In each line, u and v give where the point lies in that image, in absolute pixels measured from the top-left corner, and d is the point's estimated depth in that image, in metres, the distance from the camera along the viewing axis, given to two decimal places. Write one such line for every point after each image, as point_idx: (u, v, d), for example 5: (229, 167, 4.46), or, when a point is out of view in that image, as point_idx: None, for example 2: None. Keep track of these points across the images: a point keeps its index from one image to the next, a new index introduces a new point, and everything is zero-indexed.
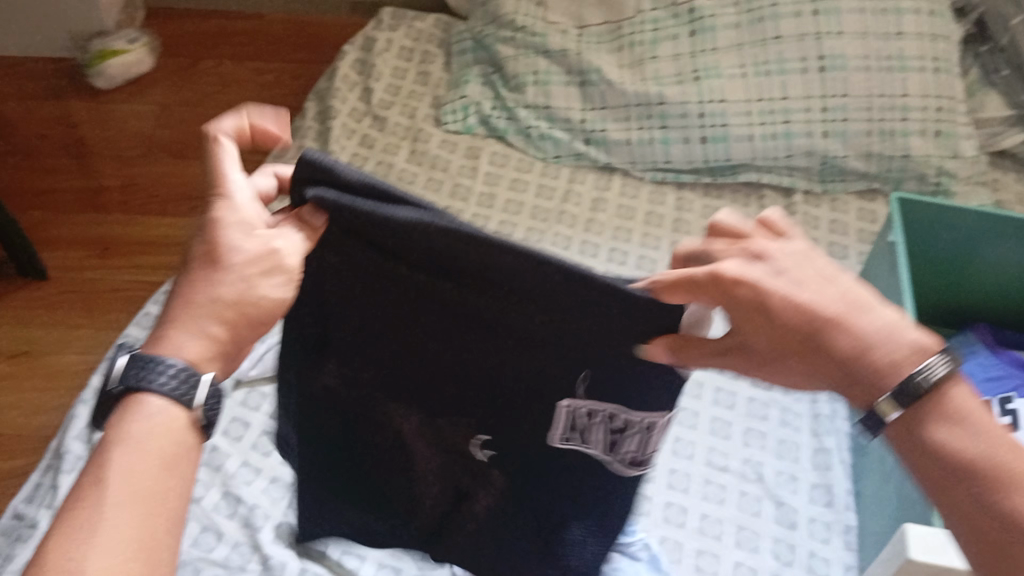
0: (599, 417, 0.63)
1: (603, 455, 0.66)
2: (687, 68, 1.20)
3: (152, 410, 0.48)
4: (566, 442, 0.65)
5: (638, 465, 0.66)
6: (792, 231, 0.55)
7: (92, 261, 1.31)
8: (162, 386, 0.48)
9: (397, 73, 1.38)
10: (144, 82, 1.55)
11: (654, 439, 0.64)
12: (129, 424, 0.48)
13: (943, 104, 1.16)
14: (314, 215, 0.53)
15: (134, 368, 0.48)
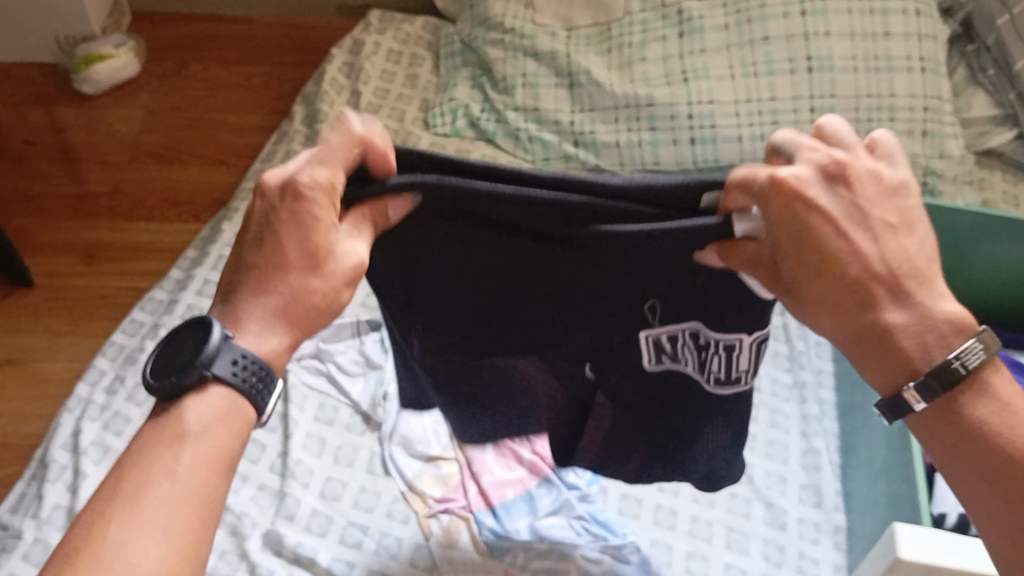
0: (680, 337, 0.64)
1: (697, 375, 0.66)
2: (676, 69, 1.20)
3: (217, 400, 0.53)
4: (664, 362, 0.67)
5: (728, 384, 0.65)
6: (896, 153, 0.57)
7: (77, 267, 1.30)
8: (233, 379, 0.53)
9: (385, 76, 1.38)
10: (131, 86, 1.54)
11: (742, 360, 0.63)
12: (194, 413, 0.53)
13: (930, 103, 1.16)
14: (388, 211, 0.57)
15: (213, 358, 0.53)
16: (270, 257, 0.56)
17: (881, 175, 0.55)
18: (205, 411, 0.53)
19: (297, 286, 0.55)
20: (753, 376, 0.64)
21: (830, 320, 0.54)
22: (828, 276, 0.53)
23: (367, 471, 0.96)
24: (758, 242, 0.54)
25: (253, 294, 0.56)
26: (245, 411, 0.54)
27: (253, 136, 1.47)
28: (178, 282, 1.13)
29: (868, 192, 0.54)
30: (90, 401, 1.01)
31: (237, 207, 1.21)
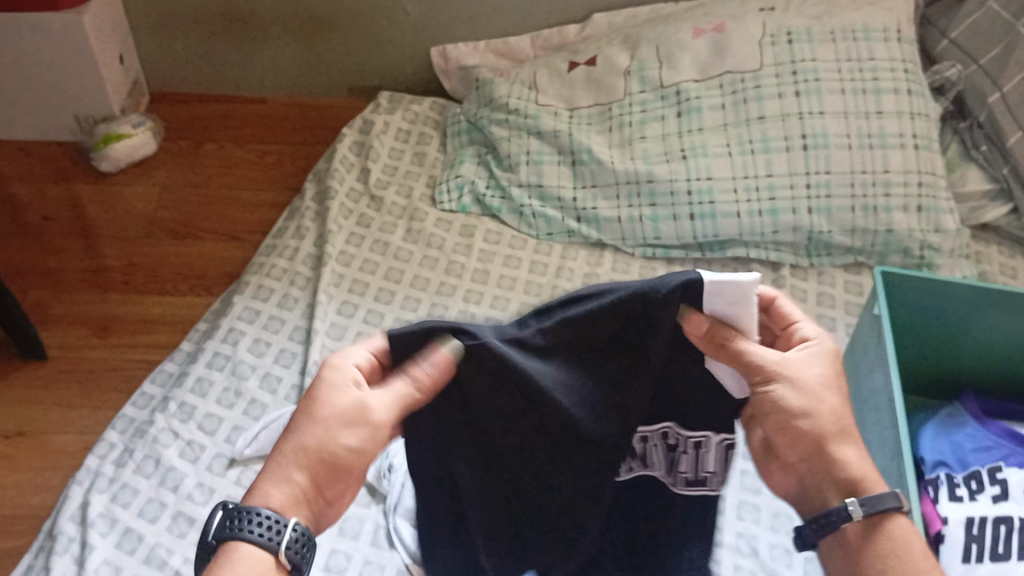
0: (654, 439, 0.72)
1: (663, 478, 0.75)
2: (675, 147, 1.24)
3: (248, 553, 0.58)
4: (644, 470, 0.75)
5: (695, 485, 0.74)
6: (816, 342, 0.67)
7: (90, 340, 1.32)
8: (253, 533, 0.58)
9: (394, 154, 1.42)
10: (148, 164, 1.58)
11: (709, 460, 0.72)
12: (229, 571, 0.57)
13: (924, 179, 1.19)
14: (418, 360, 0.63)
15: (230, 520, 0.59)
16: (315, 402, 0.62)
17: (817, 366, 0.66)
18: (248, 564, 0.58)
19: (319, 442, 0.61)
20: (718, 480, 0.74)
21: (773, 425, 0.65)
22: (782, 416, 0.64)
23: (371, 544, 0.96)
24: (710, 334, 0.64)
25: (297, 430, 0.62)
26: (280, 568, 0.59)
27: (264, 212, 1.51)
28: (189, 355, 1.15)
29: (816, 367, 0.66)
30: (99, 473, 1.01)
31: (247, 281, 1.24)
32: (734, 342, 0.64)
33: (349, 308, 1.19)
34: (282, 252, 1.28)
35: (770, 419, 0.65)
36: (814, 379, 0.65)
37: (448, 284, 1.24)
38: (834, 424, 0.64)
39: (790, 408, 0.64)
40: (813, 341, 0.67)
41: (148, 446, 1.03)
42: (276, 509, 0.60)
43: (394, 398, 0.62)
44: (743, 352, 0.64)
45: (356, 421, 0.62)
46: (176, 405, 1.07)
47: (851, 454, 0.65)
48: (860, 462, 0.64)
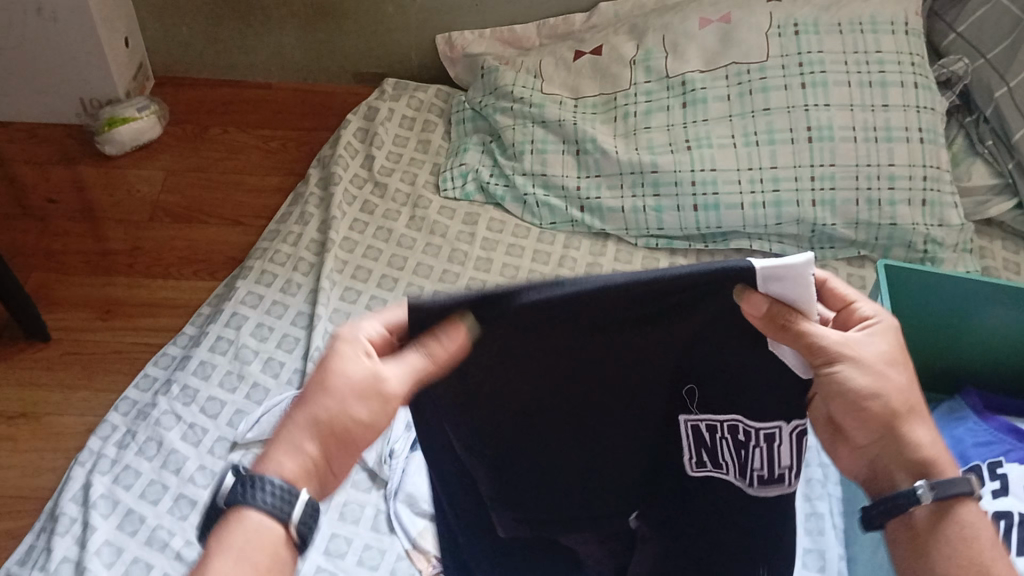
0: (720, 431, 0.64)
1: (738, 480, 0.65)
2: (679, 137, 1.24)
3: (257, 521, 0.55)
4: (717, 471, 0.66)
5: (771, 484, 0.64)
6: (878, 317, 0.62)
7: (93, 323, 1.32)
8: (263, 501, 0.55)
9: (399, 141, 1.42)
10: (153, 147, 1.58)
11: (784, 454, 0.62)
12: (237, 539, 0.55)
13: (929, 173, 1.19)
14: (444, 337, 0.55)
15: (241, 487, 0.56)
16: (320, 376, 0.59)
17: (881, 344, 0.61)
18: (254, 532, 0.55)
19: (333, 415, 0.58)
20: (797, 478, 0.63)
21: (853, 418, 0.61)
22: (848, 396, 0.59)
23: (371, 529, 0.97)
24: (777, 319, 0.54)
25: (311, 403, 0.58)
26: (284, 535, 0.56)
27: (268, 198, 1.51)
28: (192, 338, 1.16)
29: (879, 344, 0.61)
30: (101, 454, 1.02)
31: (251, 266, 1.24)
32: (800, 322, 0.55)
33: (351, 294, 1.20)
34: (286, 237, 1.28)
35: (838, 403, 0.60)
36: (879, 357, 0.60)
37: (451, 272, 1.24)
38: (903, 404, 0.60)
39: (857, 390, 0.59)
40: (875, 320, 0.62)
41: (151, 429, 1.04)
42: (280, 476, 0.57)
43: (405, 369, 0.56)
44: (807, 333, 0.55)
45: (370, 394, 0.57)
46: (179, 388, 1.08)
47: (921, 430, 0.61)
48: (936, 441, 0.61)
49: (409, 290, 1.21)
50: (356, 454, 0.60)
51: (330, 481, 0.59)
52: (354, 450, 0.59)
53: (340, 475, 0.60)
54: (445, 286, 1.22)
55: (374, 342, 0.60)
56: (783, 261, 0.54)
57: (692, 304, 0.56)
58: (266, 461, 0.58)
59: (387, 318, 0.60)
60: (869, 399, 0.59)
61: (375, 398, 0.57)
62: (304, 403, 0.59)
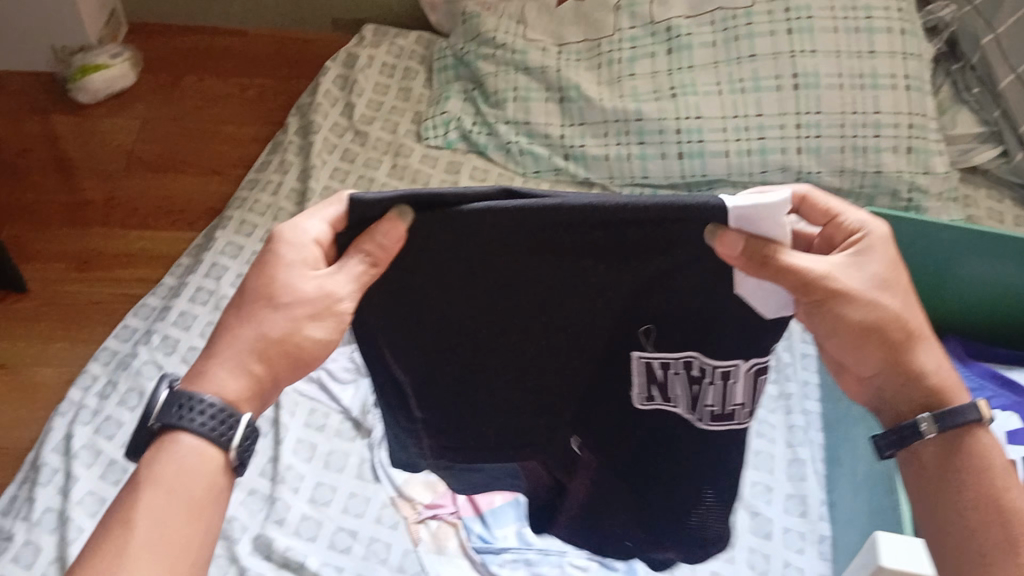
0: (676, 367, 0.63)
1: (688, 413, 0.66)
2: (664, 85, 1.22)
3: (189, 448, 0.57)
4: (666, 404, 0.66)
5: (723, 419, 0.64)
6: (867, 233, 0.62)
7: (70, 274, 1.30)
8: (198, 426, 0.56)
9: (379, 88, 1.40)
10: (127, 96, 1.55)
11: (738, 390, 0.62)
12: (170, 464, 0.56)
13: (915, 120, 1.18)
14: (390, 233, 0.54)
15: (174, 410, 0.57)
16: (274, 292, 0.59)
17: (872, 267, 0.60)
18: (185, 459, 0.56)
19: (285, 331, 0.59)
20: (748, 413, 0.64)
21: (857, 350, 0.61)
22: (839, 323, 0.60)
23: (356, 478, 0.97)
24: (759, 255, 0.52)
25: (258, 319, 0.59)
26: (219, 460, 0.58)
27: (247, 147, 1.48)
28: (171, 289, 1.14)
29: (871, 268, 0.60)
30: (82, 406, 1.01)
31: (230, 216, 1.22)
32: (779, 254, 0.54)
33: None
34: (265, 187, 1.26)
35: (839, 335, 0.61)
36: (872, 283, 0.60)
37: None
38: (903, 333, 0.60)
39: (850, 316, 0.59)
40: (862, 237, 0.62)
41: (133, 379, 1.03)
42: (221, 397, 0.58)
43: (350, 278, 0.56)
44: (785, 266, 0.54)
45: (318, 310, 0.58)
46: (159, 338, 1.06)
47: (926, 353, 0.62)
48: (941, 367, 0.62)
49: None
50: (302, 369, 0.61)
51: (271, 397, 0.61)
52: (298, 365, 0.61)
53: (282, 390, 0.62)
54: None
55: (319, 243, 0.60)
56: (750, 200, 0.52)
57: (683, 248, 0.55)
58: (203, 379, 0.58)
59: (330, 217, 0.59)
60: (863, 325, 0.60)
61: (324, 313, 0.58)
62: (250, 319, 0.59)
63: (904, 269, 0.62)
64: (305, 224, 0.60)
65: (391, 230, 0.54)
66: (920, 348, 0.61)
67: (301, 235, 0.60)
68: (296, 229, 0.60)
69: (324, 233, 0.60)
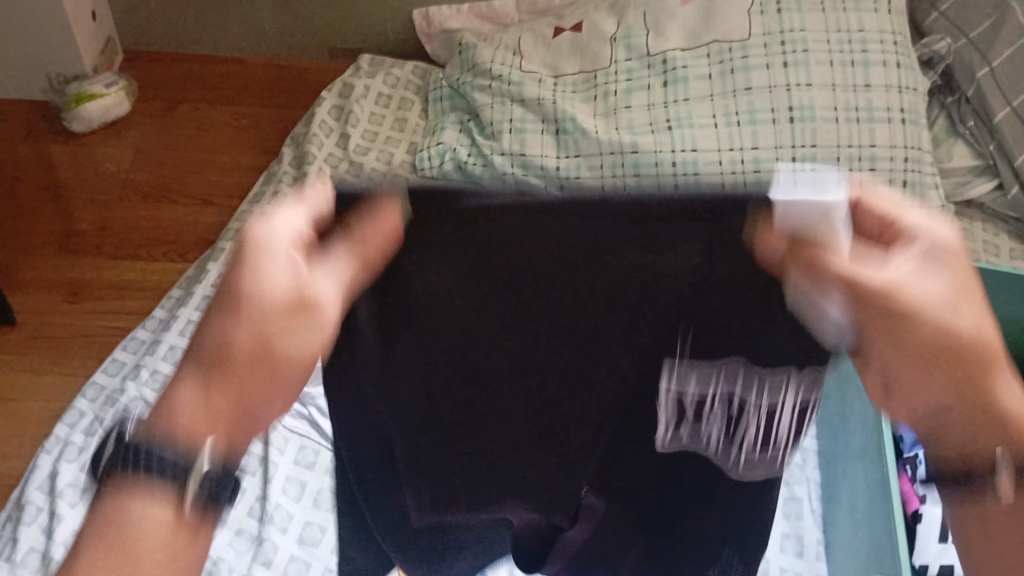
0: (710, 403, 0.62)
1: (722, 459, 0.65)
2: (660, 118, 1.21)
3: (147, 509, 0.55)
4: (704, 446, 0.65)
5: (759, 466, 0.65)
6: (931, 234, 0.60)
7: (60, 305, 1.29)
8: (154, 478, 0.55)
9: (375, 118, 1.40)
10: (122, 125, 1.54)
11: (781, 423, 0.63)
12: (130, 517, 0.55)
13: (910, 153, 1.18)
14: (374, 226, 0.56)
15: (126, 461, 0.55)
16: (241, 294, 0.57)
17: (934, 277, 0.59)
18: (149, 514, 0.55)
19: (264, 340, 0.58)
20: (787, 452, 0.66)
21: (921, 373, 0.59)
22: (902, 341, 0.58)
23: None
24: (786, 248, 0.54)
25: (229, 330, 0.58)
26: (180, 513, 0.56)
27: (242, 176, 1.48)
28: (163, 322, 1.13)
29: (933, 278, 0.59)
30: (68, 443, 1.00)
31: (223, 247, 1.21)
32: (810, 249, 0.55)
33: None
34: None
35: (901, 354, 0.59)
36: (940, 298, 0.58)
37: None
38: (972, 354, 0.58)
39: (908, 332, 0.58)
40: (923, 238, 0.60)
41: (120, 415, 1.01)
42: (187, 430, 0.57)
43: (338, 281, 0.57)
44: (817, 263, 0.56)
45: (303, 315, 0.57)
46: (148, 373, 1.05)
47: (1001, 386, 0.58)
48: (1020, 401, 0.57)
49: None
50: (280, 384, 0.59)
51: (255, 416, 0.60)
52: (273, 375, 0.59)
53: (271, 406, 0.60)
54: None
55: (301, 237, 0.59)
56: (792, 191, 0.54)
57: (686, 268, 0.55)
58: (164, 403, 0.58)
59: (310, 210, 0.59)
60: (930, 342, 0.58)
61: (309, 317, 0.57)
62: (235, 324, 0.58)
63: (974, 277, 0.59)
64: (278, 217, 0.58)
65: (387, 223, 0.56)
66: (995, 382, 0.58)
67: (275, 233, 0.58)
68: (268, 225, 0.58)
69: (307, 229, 0.59)
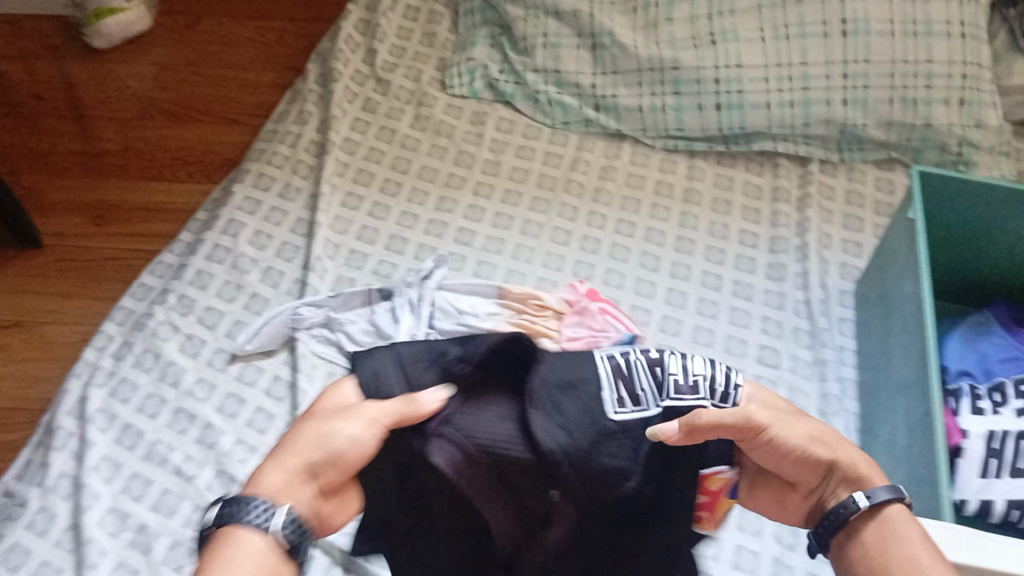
0: (637, 357, 0.62)
1: (651, 406, 0.59)
2: (704, 31, 1.14)
3: (253, 544, 0.48)
4: (609, 452, 0.56)
5: (689, 393, 0.60)
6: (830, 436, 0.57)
7: (87, 228, 1.28)
8: (254, 518, 0.48)
9: (402, 33, 1.32)
10: (144, 41, 1.50)
11: (697, 362, 0.61)
12: (236, 560, 0.47)
13: (969, 70, 1.11)
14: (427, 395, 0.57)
15: (230, 507, 0.49)
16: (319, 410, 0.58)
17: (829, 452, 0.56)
18: (246, 558, 0.47)
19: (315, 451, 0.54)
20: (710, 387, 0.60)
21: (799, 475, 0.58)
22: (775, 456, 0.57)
23: None
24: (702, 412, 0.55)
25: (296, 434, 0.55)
26: (279, 554, 0.49)
27: (266, 95, 1.44)
28: (188, 246, 1.11)
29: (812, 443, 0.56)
30: (97, 367, 0.99)
31: (248, 168, 1.18)
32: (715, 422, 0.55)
33: (353, 200, 1.14)
34: (284, 137, 1.22)
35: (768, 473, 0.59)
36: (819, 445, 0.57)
37: (456, 177, 1.18)
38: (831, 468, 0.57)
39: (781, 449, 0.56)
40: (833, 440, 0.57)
41: (148, 340, 1.01)
42: (270, 497, 0.50)
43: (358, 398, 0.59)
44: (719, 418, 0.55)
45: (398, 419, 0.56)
46: (175, 298, 1.04)
47: (872, 531, 0.53)
48: (920, 555, 0.50)
49: (413, 196, 1.15)
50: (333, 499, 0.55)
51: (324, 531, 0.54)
52: (345, 478, 0.55)
53: (338, 515, 0.56)
54: (450, 191, 1.16)
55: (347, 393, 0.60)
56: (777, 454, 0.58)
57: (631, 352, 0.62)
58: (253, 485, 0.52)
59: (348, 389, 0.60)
60: (806, 470, 0.57)
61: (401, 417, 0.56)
62: (304, 434, 0.54)
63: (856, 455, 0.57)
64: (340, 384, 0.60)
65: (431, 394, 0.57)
66: (865, 519, 0.54)
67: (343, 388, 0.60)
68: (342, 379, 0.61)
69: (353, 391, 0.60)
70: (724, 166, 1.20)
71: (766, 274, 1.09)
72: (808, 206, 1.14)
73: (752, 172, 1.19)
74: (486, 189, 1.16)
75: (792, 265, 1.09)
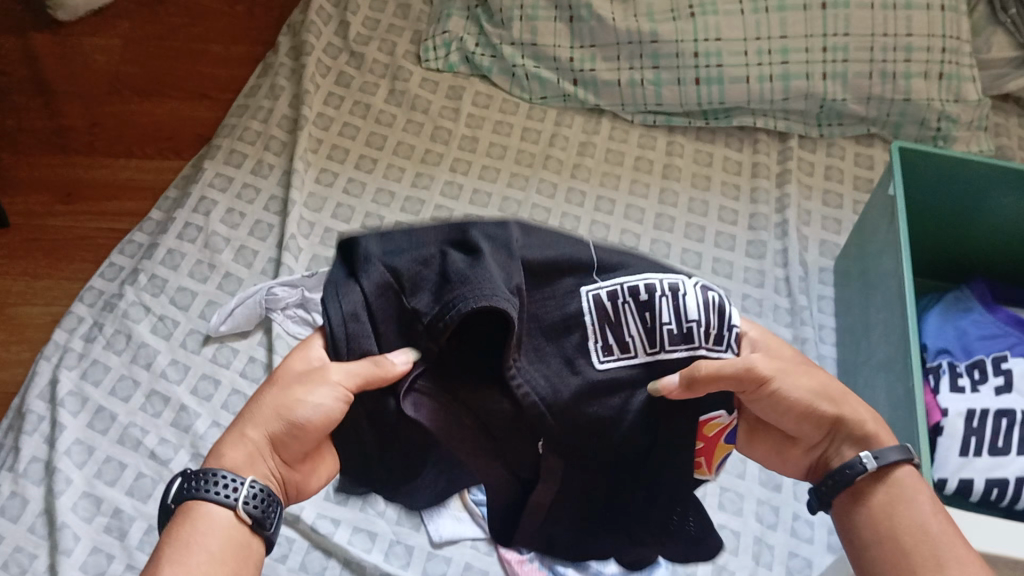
0: (630, 295, 0.59)
1: (643, 351, 0.59)
2: (682, 3, 1.12)
3: (218, 517, 0.53)
4: (601, 402, 0.59)
5: (680, 341, 0.59)
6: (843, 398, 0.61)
7: (53, 207, 1.25)
8: (218, 494, 0.53)
9: (376, 4, 1.29)
10: (110, 13, 1.46)
11: (691, 305, 0.58)
12: (201, 534, 0.52)
13: (949, 45, 1.10)
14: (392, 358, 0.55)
15: (193, 482, 0.54)
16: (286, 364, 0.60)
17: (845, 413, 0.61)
18: (213, 532, 0.53)
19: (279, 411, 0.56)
20: (704, 332, 0.59)
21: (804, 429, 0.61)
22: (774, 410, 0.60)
23: None
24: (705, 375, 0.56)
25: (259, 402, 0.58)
26: (244, 525, 0.54)
27: (237, 68, 1.41)
28: (159, 225, 1.09)
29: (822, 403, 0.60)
30: (68, 348, 0.97)
31: (219, 144, 1.16)
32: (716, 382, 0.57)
33: (327, 177, 1.12)
34: (256, 113, 1.19)
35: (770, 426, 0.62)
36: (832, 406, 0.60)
37: (434, 153, 1.16)
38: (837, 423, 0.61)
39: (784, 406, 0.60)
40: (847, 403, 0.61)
41: (119, 322, 0.98)
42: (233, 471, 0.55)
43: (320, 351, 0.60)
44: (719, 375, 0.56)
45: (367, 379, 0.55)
46: (146, 278, 1.02)
47: (880, 492, 0.59)
48: (928, 521, 0.56)
49: (389, 172, 1.13)
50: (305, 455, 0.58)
51: (296, 487, 0.59)
52: (313, 444, 0.57)
53: (314, 473, 0.60)
54: (427, 167, 1.14)
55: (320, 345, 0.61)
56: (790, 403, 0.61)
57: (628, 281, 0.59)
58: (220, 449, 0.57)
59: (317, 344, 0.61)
60: (809, 427, 0.61)
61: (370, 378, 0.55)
62: (267, 406, 0.57)
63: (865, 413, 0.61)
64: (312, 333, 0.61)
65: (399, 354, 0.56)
66: (874, 481, 0.59)
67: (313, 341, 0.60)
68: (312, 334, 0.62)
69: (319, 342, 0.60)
70: (703, 142, 1.19)
71: (745, 251, 1.08)
72: (788, 182, 1.14)
73: (732, 147, 1.18)
74: (464, 166, 1.15)
75: (772, 241, 1.09)
